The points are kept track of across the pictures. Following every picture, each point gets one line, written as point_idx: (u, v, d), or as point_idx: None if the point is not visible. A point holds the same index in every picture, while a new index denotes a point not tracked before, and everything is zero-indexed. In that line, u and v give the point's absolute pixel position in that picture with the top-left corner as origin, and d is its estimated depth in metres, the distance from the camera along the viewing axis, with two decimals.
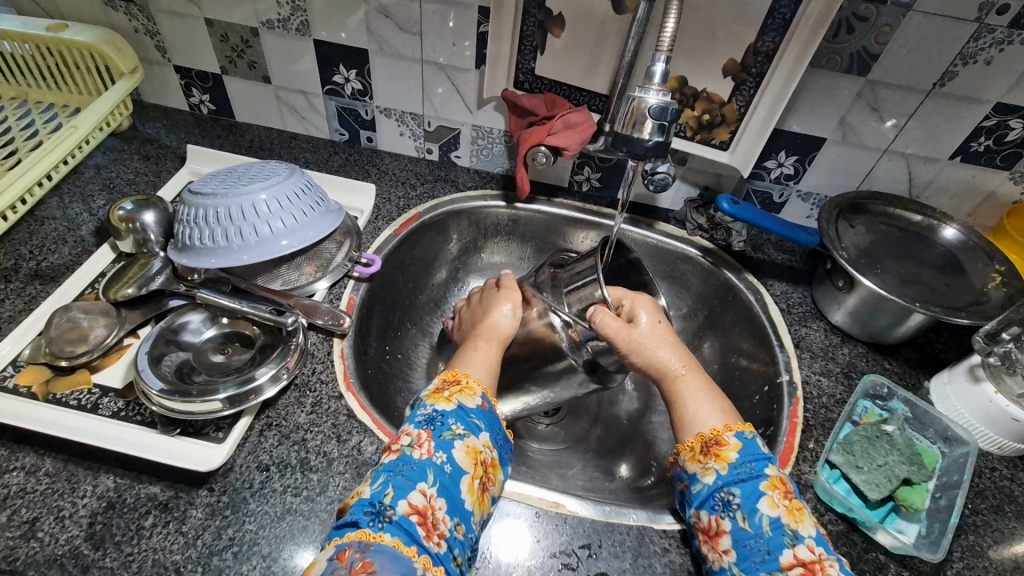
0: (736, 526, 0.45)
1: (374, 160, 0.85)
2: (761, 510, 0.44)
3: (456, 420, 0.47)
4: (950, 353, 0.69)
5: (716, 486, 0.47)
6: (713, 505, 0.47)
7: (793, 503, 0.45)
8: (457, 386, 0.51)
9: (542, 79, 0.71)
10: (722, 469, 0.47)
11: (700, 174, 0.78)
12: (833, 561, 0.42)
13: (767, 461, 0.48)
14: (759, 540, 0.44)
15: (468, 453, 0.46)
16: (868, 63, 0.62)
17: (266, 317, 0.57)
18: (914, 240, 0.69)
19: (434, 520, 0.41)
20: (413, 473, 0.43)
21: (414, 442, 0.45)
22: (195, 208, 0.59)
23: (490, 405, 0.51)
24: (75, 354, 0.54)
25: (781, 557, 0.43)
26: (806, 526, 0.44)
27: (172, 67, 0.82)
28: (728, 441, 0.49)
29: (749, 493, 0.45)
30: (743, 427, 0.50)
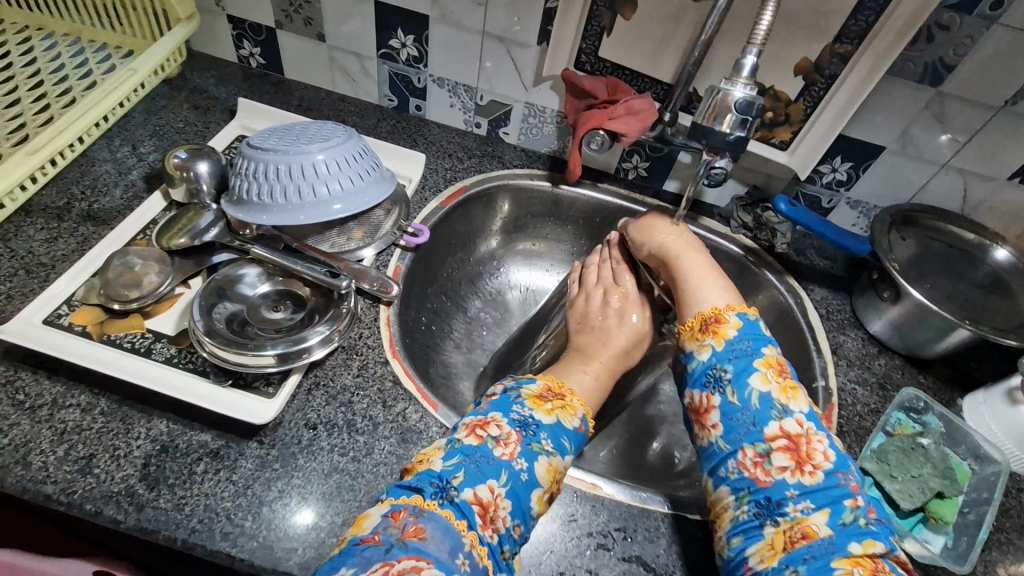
0: (725, 401, 0.46)
1: (421, 129, 0.84)
2: (752, 384, 0.46)
3: (547, 435, 0.46)
4: (984, 372, 0.69)
5: (709, 364, 0.48)
6: (705, 382, 0.48)
7: (786, 382, 0.46)
8: (561, 400, 0.50)
9: (604, 61, 0.70)
10: (718, 347, 0.49)
11: (752, 173, 0.77)
12: (821, 436, 0.44)
13: (765, 342, 0.48)
14: (746, 413, 0.45)
15: (549, 471, 0.45)
16: (942, 74, 0.62)
17: (320, 278, 0.57)
18: (962, 257, 0.69)
19: (494, 515, 0.41)
20: (488, 468, 0.43)
21: (500, 439, 0.45)
22: (255, 162, 0.58)
23: (586, 430, 0.50)
24: (128, 298, 0.54)
25: (768, 429, 0.44)
26: (799, 403, 0.45)
27: (226, 17, 0.81)
28: (727, 322, 0.50)
29: (742, 370, 0.47)
30: (746, 310, 0.51)
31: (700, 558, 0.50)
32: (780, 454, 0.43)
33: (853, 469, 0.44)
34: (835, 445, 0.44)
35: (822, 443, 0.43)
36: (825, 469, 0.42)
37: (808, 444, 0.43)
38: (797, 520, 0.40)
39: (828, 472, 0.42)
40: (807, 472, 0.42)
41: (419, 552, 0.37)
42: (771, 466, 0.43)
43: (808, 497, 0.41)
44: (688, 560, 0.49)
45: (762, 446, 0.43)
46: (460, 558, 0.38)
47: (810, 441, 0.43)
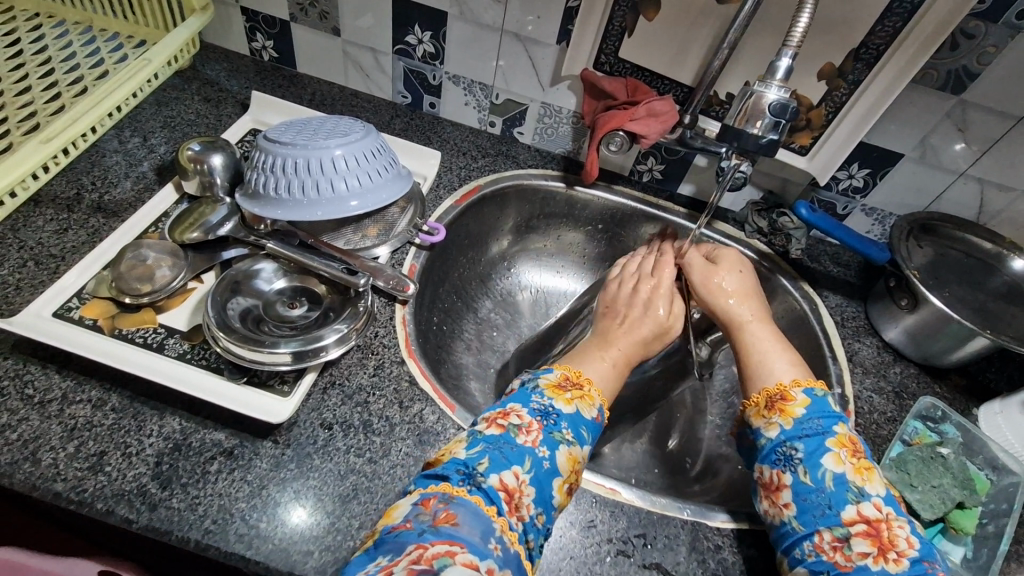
0: (797, 480, 0.45)
1: (435, 127, 0.83)
2: (825, 465, 0.44)
3: (567, 425, 0.47)
4: (1000, 382, 0.69)
5: (779, 442, 0.47)
6: (775, 460, 0.47)
7: (861, 463, 0.44)
8: (579, 390, 0.50)
9: (625, 62, 0.69)
10: (786, 424, 0.47)
11: (768, 178, 0.77)
12: (903, 522, 0.42)
13: (836, 420, 0.47)
14: (820, 495, 0.43)
15: (570, 460, 0.45)
16: (965, 83, 0.61)
17: (338, 275, 0.57)
18: (980, 267, 0.68)
19: (520, 502, 0.41)
20: (511, 454, 0.43)
21: (522, 427, 0.45)
22: (272, 155, 0.58)
23: (602, 421, 0.50)
24: (140, 292, 0.53)
25: (844, 513, 0.42)
26: (875, 485, 0.43)
27: (240, 9, 0.79)
28: (796, 398, 0.49)
29: (814, 449, 0.45)
30: (814, 385, 0.50)
31: (721, 567, 0.49)
32: (860, 540, 0.41)
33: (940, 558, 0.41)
34: (918, 532, 0.42)
35: (904, 529, 0.41)
36: (911, 557, 0.40)
37: (889, 530, 0.41)
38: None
39: (915, 560, 0.39)
40: (891, 560, 0.40)
41: (452, 537, 0.36)
42: (850, 551, 0.41)
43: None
44: (709, 568, 0.49)
45: (839, 530, 0.42)
46: (491, 543, 0.37)
47: (891, 526, 0.41)
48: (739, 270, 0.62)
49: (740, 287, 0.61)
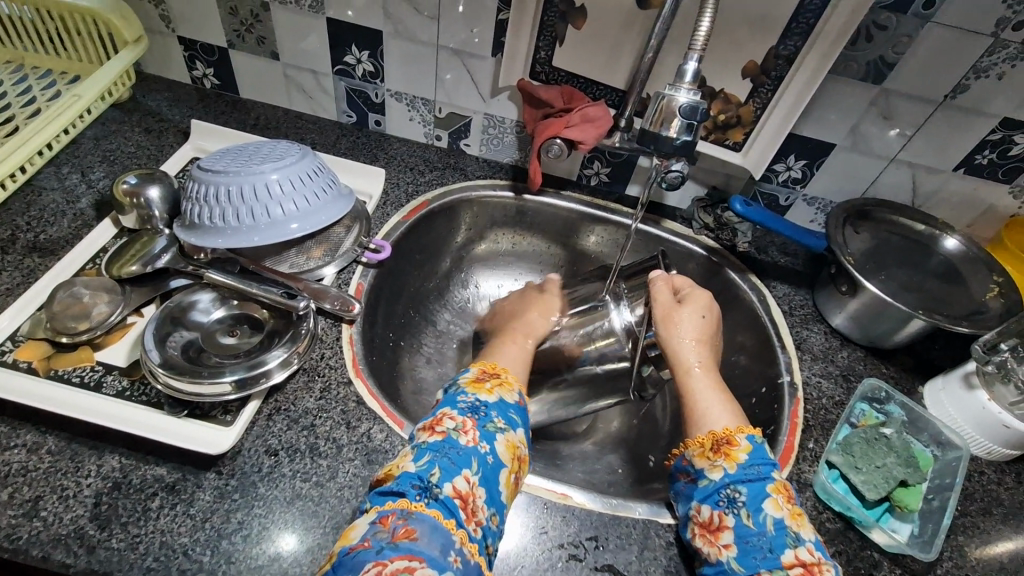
0: (739, 522, 0.45)
1: (381, 144, 0.83)
2: (766, 510, 0.45)
3: (497, 414, 0.48)
4: (944, 358, 0.71)
5: (722, 484, 0.47)
6: (717, 501, 0.47)
7: (795, 508, 0.45)
8: (497, 379, 0.52)
9: (560, 71, 0.70)
10: (731, 468, 0.48)
11: (711, 175, 0.78)
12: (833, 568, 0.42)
13: (775, 468, 0.48)
14: (761, 538, 0.44)
15: (508, 447, 0.46)
16: (884, 72, 0.64)
17: (277, 300, 0.56)
18: (916, 248, 0.70)
19: (475, 507, 0.41)
20: (458, 458, 0.43)
21: (460, 428, 0.45)
22: (205, 185, 0.57)
23: (525, 404, 0.52)
24: (77, 331, 0.52)
25: (784, 556, 0.42)
26: (807, 530, 0.44)
27: (177, 38, 0.79)
28: (739, 443, 0.49)
29: (756, 493, 0.46)
30: (753, 432, 0.51)
31: (673, 563, 0.50)
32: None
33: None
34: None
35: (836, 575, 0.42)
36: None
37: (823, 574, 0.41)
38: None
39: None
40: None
41: (413, 554, 0.36)
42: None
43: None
44: (661, 566, 0.49)
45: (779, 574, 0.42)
46: (451, 555, 0.37)
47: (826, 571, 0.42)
48: (702, 315, 0.61)
49: (694, 333, 0.60)
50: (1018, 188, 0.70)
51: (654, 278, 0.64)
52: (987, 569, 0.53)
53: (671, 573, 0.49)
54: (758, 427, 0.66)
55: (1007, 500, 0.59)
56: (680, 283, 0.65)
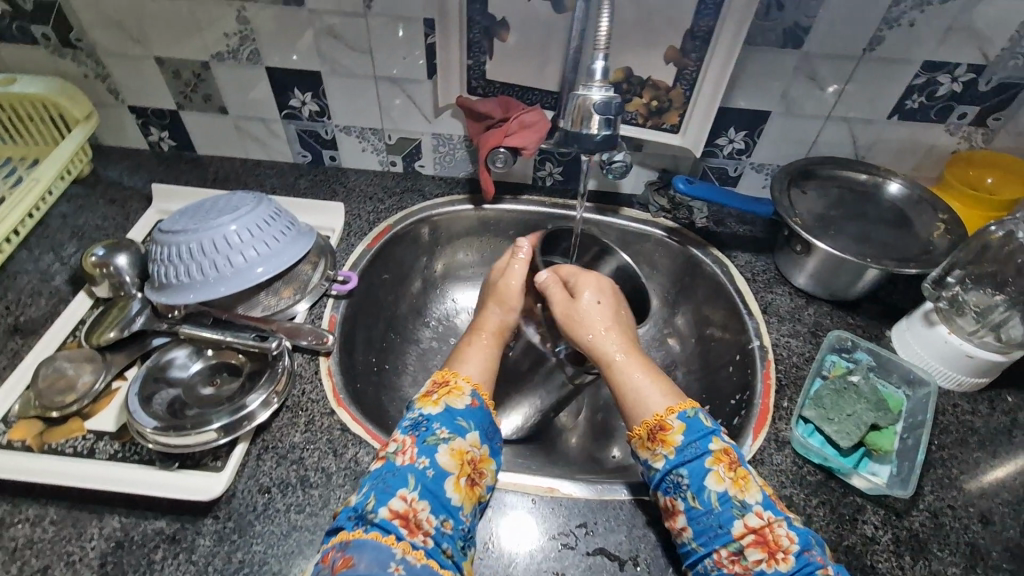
0: (688, 505, 0.47)
1: (339, 178, 0.86)
2: (709, 487, 0.47)
3: (440, 425, 0.49)
4: (908, 300, 0.73)
5: (665, 471, 0.49)
6: (666, 489, 0.49)
7: (738, 474, 0.47)
8: (445, 388, 0.52)
9: (494, 83, 0.73)
10: (670, 453, 0.49)
11: (657, 157, 0.79)
12: (782, 520, 0.45)
13: (711, 437, 0.49)
14: (710, 516, 0.46)
15: (453, 456, 0.47)
16: (801, 36, 0.66)
17: (250, 345, 0.59)
18: (862, 198, 0.73)
19: (418, 521, 0.43)
20: (394, 480, 0.45)
21: (398, 450, 0.47)
22: (168, 246, 0.60)
23: (480, 403, 0.53)
24: (65, 403, 0.55)
25: (734, 528, 0.45)
26: (753, 493, 0.46)
27: (128, 108, 0.82)
28: (672, 426, 0.50)
29: (697, 473, 0.47)
30: (686, 405, 0.52)
31: (662, 537, 0.51)
32: (752, 550, 0.44)
33: (814, 541, 0.46)
34: (796, 525, 0.45)
35: (785, 527, 0.45)
36: (795, 552, 0.44)
37: (773, 533, 0.44)
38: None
39: (798, 554, 0.43)
40: (780, 560, 0.43)
41: None
42: (746, 560, 0.44)
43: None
44: (651, 541, 0.51)
45: (733, 546, 0.45)
46: (392, 567, 0.40)
47: (774, 529, 0.45)
48: (596, 300, 0.64)
49: (592, 330, 0.62)
50: (953, 125, 0.72)
51: (545, 282, 0.66)
52: (969, 497, 0.55)
53: (662, 546, 0.51)
54: (736, 394, 0.68)
55: (983, 428, 0.60)
56: (566, 272, 0.67)
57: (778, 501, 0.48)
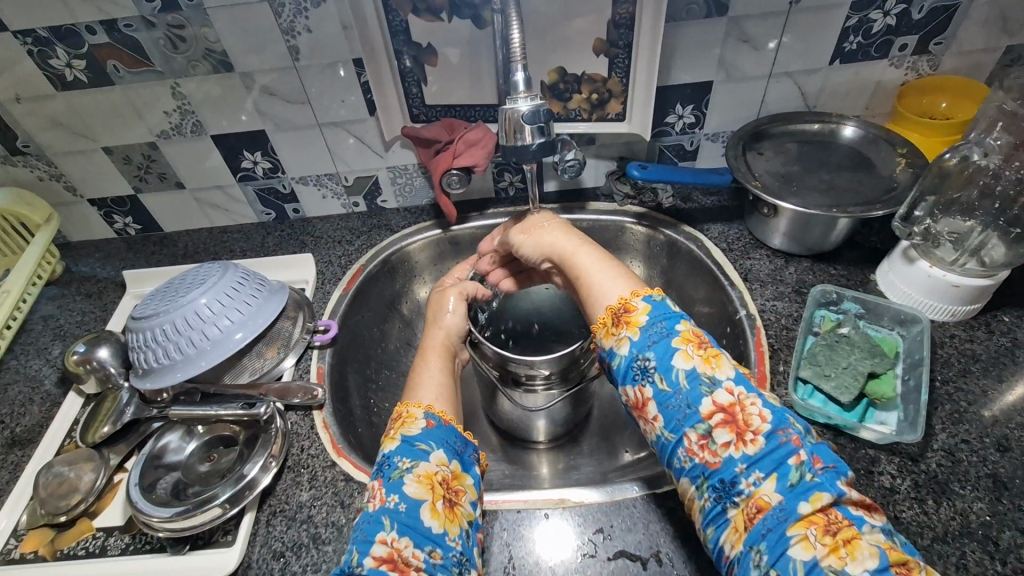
0: (657, 389, 0.46)
1: (306, 229, 0.86)
2: (677, 365, 0.45)
3: (401, 456, 0.47)
4: (887, 240, 0.72)
5: (632, 356, 0.48)
6: (634, 376, 0.47)
7: (708, 352, 0.46)
8: (399, 420, 0.51)
9: (435, 107, 0.73)
10: (635, 336, 0.48)
11: (612, 148, 0.79)
12: (755, 399, 0.43)
13: (679, 318, 0.48)
14: (679, 397, 0.45)
15: (422, 483, 0.45)
16: (725, 3, 0.66)
17: (240, 413, 0.59)
18: (820, 148, 0.73)
19: (405, 559, 0.41)
20: (371, 527, 0.44)
21: (368, 496, 0.46)
22: (142, 332, 0.60)
23: (437, 422, 0.51)
24: (70, 506, 0.55)
25: (702, 407, 0.44)
26: (724, 369, 0.45)
27: (87, 202, 0.83)
28: (637, 308, 0.49)
29: (663, 352, 0.46)
30: (651, 291, 0.51)
31: (680, 526, 0.51)
32: (721, 431, 0.43)
33: (795, 421, 0.43)
34: (771, 404, 0.43)
35: (758, 405, 0.43)
36: (766, 433, 0.42)
37: (743, 412, 0.43)
38: (751, 494, 0.40)
39: (770, 434, 0.42)
40: (749, 442, 0.42)
41: None
42: (715, 444, 0.43)
43: (756, 466, 0.41)
44: (670, 533, 0.51)
45: (702, 427, 0.43)
46: None
47: (744, 408, 0.43)
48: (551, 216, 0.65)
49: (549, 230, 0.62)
50: (896, 58, 0.72)
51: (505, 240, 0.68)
52: (981, 427, 0.54)
53: (681, 537, 0.50)
54: None
55: (983, 354, 0.60)
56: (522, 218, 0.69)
57: (754, 380, 0.46)
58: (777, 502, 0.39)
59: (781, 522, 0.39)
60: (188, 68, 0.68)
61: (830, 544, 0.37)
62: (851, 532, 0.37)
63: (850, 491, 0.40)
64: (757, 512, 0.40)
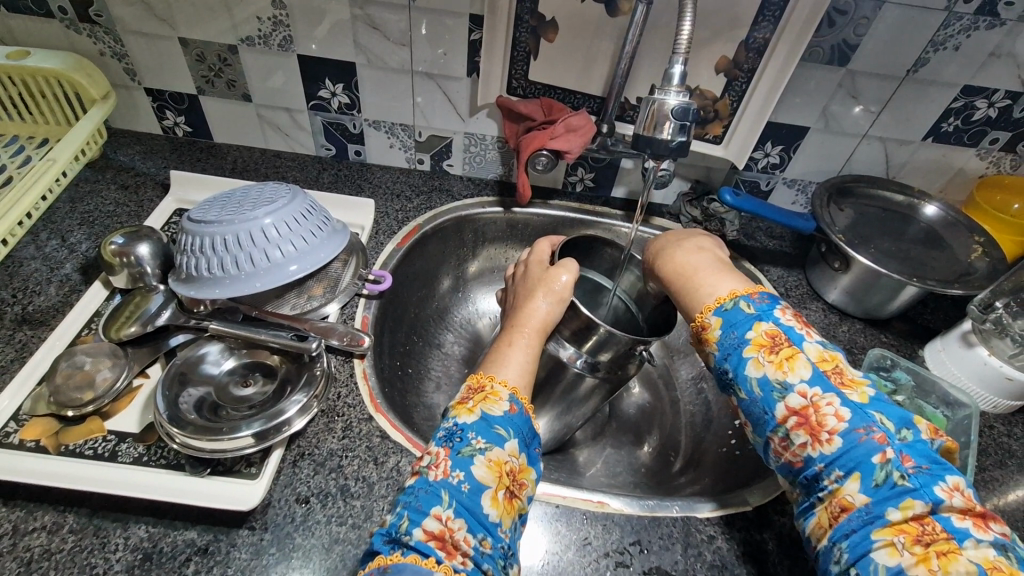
0: (739, 399, 0.48)
1: (364, 174, 0.83)
2: (750, 375, 0.47)
3: (476, 434, 0.45)
4: (937, 321, 0.73)
5: (715, 368, 0.51)
6: (722, 385, 0.50)
7: (779, 356, 0.46)
8: (481, 393, 0.48)
9: (536, 84, 0.71)
10: (713, 350, 0.50)
11: (692, 168, 0.80)
12: (832, 398, 0.43)
13: (750, 323, 0.49)
14: (756, 404, 0.47)
15: (491, 468, 0.43)
16: (849, 54, 0.66)
17: (288, 343, 0.56)
18: (896, 218, 0.74)
19: (455, 542, 0.40)
20: (428, 498, 0.41)
21: (431, 463, 0.44)
22: (199, 236, 0.56)
23: (519, 408, 0.48)
24: (82, 402, 0.51)
25: (778, 413, 0.45)
26: (798, 371, 0.45)
27: (143, 90, 0.78)
28: (710, 323, 0.51)
29: (738, 364, 0.48)
30: (725, 299, 0.51)
31: (717, 556, 0.50)
32: (797, 432, 0.44)
33: (884, 419, 0.43)
34: (852, 402, 0.43)
35: (834, 405, 0.43)
36: (842, 432, 0.42)
37: (818, 414, 0.43)
38: (834, 492, 0.42)
39: (847, 434, 0.42)
40: (825, 442, 0.43)
41: None
42: (795, 445, 0.44)
43: (837, 465, 0.42)
44: (706, 561, 0.50)
45: (780, 431, 0.45)
46: None
47: (819, 409, 0.43)
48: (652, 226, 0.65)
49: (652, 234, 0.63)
50: (984, 150, 0.74)
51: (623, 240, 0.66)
52: (1014, 519, 0.55)
53: (718, 566, 0.50)
54: None
55: (1019, 450, 0.61)
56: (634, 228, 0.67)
57: (840, 377, 0.45)
58: (861, 504, 0.40)
59: (867, 525, 0.40)
60: None
61: (919, 554, 0.37)
62: (948, 545, 0.37)
63: (949, 497, 0.39)
64: (841, 512, 0.41)
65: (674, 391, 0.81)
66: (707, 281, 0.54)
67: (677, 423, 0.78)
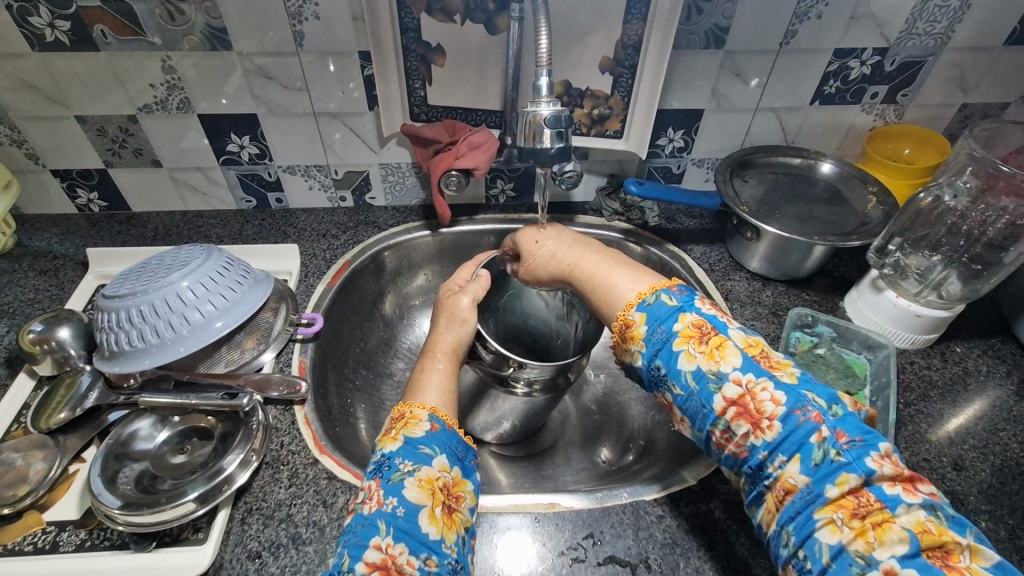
0: (675, 395, 0.47)
1: (289, 220, 0.84)
2: (683, 369, 0.46)
3: (403, 458, 0.46)
4: (852, 272, 0.77)
5: (646, 365, 0.49)
6: (655, 383, 0.49)
7: (710, 346, 0.45)
8: (402, 420, 0.49)
9: (437, 107, 0.73)
10: (641, 349, 0.49)
11: (604, 164, 0.82)
12: (765, 383, 0.43)
13: (675, 316, 0.48)
14: (693, 399, 0.46)
15: (422, 487, 0.44)
16: (723, 36, 0.69)
17: (220, 403, 0.56)
18: (799, 181, 0.78)
19: (398, 567, 0.40)
20: (365, 531, 0.42)
21: (364, 498, 0.44)
22: (115, 311, 0.56)
23: (441, 425, 0.49)
24: (17, 498, 0.50)
25: (715, 405, 0.44)
26: (728, 360, 0.45)
27: (50, 172, 0.77)
28: (634, 320, 0.50)
29: (669, 359, 0.47)
30: (645, 294, 0.50)
31: (667, 533, 0.52)
32: (738, 423, 0.43)
33: (816, 396, 0.43)
34: (784, 384, 0.43)
35: (768, 390, 0.43)
36: (782, 417, 0.42)
37: (755, 401, 0.43)
38: (778, 478, 0.41)
39: (786, 417, 0.41)
40: (767, 429, 0.42)
41: None
42: (737, 436, 0.44)
43: (779, 450, 0.41)
44: (657, 540, 0.52)
45: (722, 423, 0.44)
46: None
47: (755, 395, 0.43)
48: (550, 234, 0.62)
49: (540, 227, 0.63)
50: (868, 105, 0.78)
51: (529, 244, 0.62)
52: (938, 447, 0.58)
53: (669, 544, 0.51)
54: None
55: (939, 381, 0.65)
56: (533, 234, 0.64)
57: (767, 359, 0.45)
58: (803, 485, 0.40)
59: (809, 505, 0.39)
60: (181, 42, 0.65)
61: (857, 528, 0.37)
62: (882, 515, 0.37)
63: (881, 466, 0.38)
64: (786, 495, 0.41)
65: (625, 380, 0.83)
66: (622, 285, 0.53)
67: (631, 411, 0.80)
